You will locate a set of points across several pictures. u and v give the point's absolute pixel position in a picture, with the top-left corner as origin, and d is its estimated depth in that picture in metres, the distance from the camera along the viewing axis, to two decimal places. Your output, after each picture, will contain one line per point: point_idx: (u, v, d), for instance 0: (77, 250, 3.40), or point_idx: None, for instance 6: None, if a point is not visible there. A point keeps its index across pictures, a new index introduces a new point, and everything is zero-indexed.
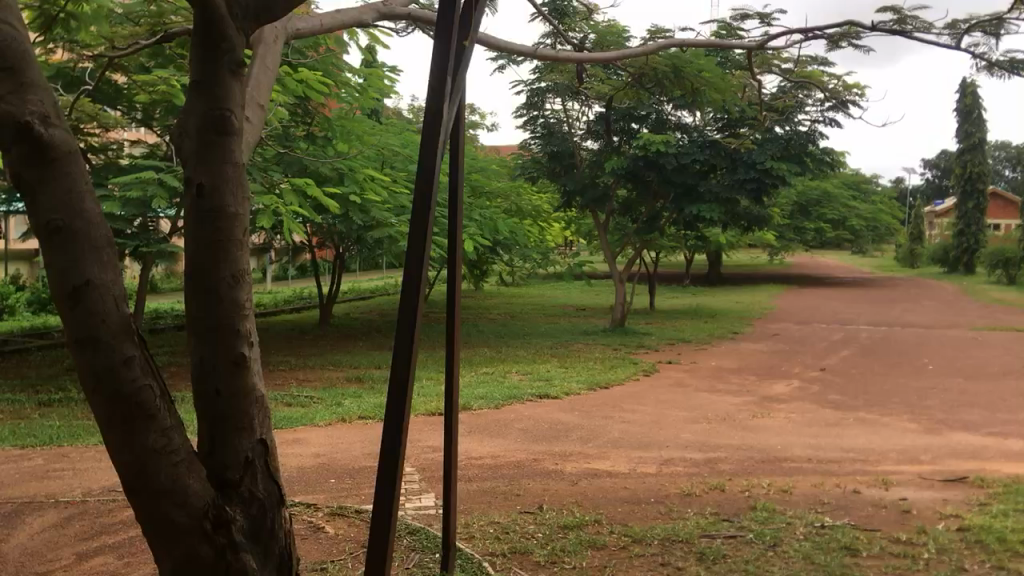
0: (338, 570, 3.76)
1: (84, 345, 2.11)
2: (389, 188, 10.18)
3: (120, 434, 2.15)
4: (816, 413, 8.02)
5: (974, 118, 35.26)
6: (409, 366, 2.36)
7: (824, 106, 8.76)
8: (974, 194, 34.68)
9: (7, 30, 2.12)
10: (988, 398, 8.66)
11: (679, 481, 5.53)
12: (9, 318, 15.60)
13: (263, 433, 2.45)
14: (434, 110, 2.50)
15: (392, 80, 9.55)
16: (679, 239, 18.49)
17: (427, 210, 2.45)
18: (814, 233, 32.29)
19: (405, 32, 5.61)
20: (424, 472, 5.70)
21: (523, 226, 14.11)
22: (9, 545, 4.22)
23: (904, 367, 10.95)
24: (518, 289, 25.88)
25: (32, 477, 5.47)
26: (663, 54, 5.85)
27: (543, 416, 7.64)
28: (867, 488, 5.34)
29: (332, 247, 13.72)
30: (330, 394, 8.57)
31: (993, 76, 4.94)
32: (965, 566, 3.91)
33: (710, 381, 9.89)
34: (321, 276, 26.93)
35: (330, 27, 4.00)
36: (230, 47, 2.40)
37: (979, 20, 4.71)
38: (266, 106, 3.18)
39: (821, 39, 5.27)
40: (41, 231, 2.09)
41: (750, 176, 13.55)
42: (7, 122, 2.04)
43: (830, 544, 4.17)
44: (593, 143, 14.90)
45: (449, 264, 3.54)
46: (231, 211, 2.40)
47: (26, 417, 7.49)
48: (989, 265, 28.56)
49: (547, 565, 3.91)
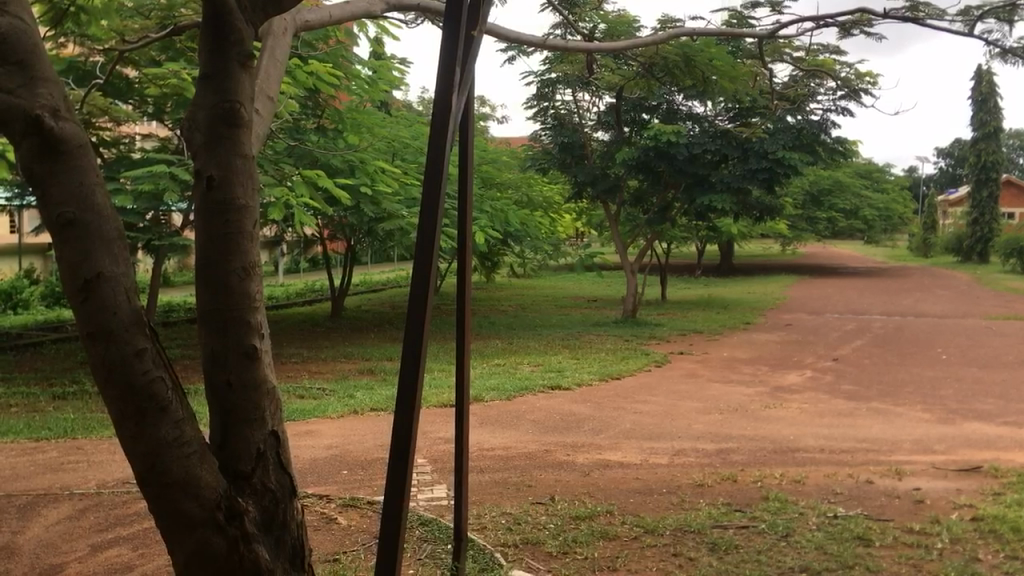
0: (350, 561, 3.79)
1: (97, 338, 2.12)
2: (400, 179, 10.20)
3: (132, 426, 2.16)
4: (829, 404, 7.97)
5: (990, 107, 34.71)
6: (419, 359, 2.35)
7: (836, 93, 8.65)
8: (988, 183, 34.33)
9: (18, 26, 2.13)
10: (1003, 388, 8.55)
11: (691, 472, 5.51)
12: (25, 311, 15.73)
13: (275, 425, 2.46)
14: (444, 100, 2.50)
15: (402, 73, 9.58)
16: (690, 230, 18.44)
17: (436, 200, 2.43)
18: (826, 224, 31.91)
19: (415, 24, 5.56)
20: (436, 463, 5.72)
21: (534, 217, 14.12)
22: (25, 536, 4.26)
23: (918, 357, 10.84)
24: (529, 281, 25.94)
25: (46, 470, 5.51)
26: (674, 43, 5.72)
27: (556, 407, 7.65)
28: (880, 478, 5.31)
29: (344, 241, 13.73)
30: (342, 386, 8.62)
31: (1007, 63, 4.86)
32: (979, 556, 3.88)
33: (722, 373, 9.82)
34: (334, 267, 27.12)
35: (341, 19, 3.85)
36: (239, 40, 2.41)
37: (992, 7, 4.64)
38: (275, 99, 3.16)
39: (833, 27, 5.22)
40: (53, 224, 2.10)
41: (762, 166, 13.54)
42: (18, 116, 2.06)
43: (843, 535, 4.14)
44: (604, 133, 14.79)
45: (460, 255, 3.51)
46: (241, 204, 2.39)
47: (41, 409, 7.56)
48: (1004, 254, 28.16)
49: (559, 556, 3.92)
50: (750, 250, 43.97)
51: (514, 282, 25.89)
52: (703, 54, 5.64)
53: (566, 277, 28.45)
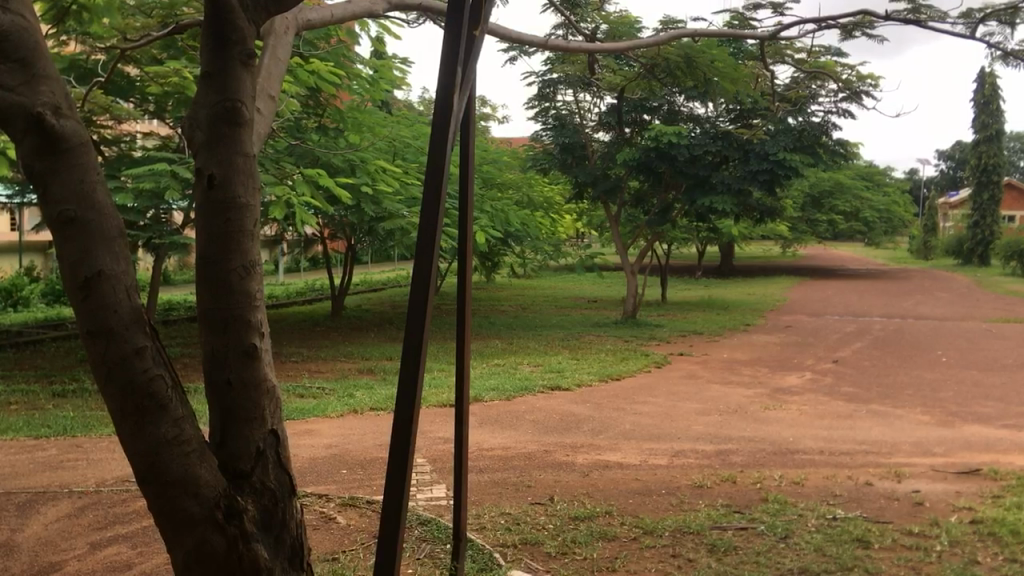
0: (349, 560, 3.78)
1: (97, 336, 2.12)
2: (400, 179, 10.21)
3: (132, 425, 2.16)
4: (828, 406, 7.97)
5: (991, 109, 34.67)
6: (419, 360, 2.35)
7: (837, 95, 8.63)
8: (989, 185, 34.30)
9: (21, 23, 2.13)
10: (1003, 390, 8.55)
11: (690, 473, 5.52)
12: (24, 310, 15.71)
13: (274, 424, 2.45)
14: (445, 101, 2.50)
15: (404, 73, 9.59)
16: (690, 231, 18.46)
17: (437, 199, 2.43)
18: (826, 225, 31.93)
19: (417, 23, 5.57)
20: (435, 463, 5.72)
21: (534, 217, 14.09)
22: (24, 534, 4.27)
23: (918, 360, 10.84)
24: (529, 281, 25.95)
25: (46, 468, 5.50)
26: (676, 44, 5.71)
27: (555, 407, 7.65)
28: (879, 480, 5.31)
29: (344, 240, 13.74)
30: (341, 385, 8.63)
31: (1009, 65, 4.86)
32: (979, 558, 3.88)
33: (723, 374, 9.82)
34: (334, 266, 27.15)
35: (341, 19, 3.84)
36: (241, 39, 2.41)
37: (994, 9, 4.64)
38: (277, 98, 3.14)
39: (834, 29, 5.22)
40: (52, 221, 2.10)
41: (763, 167, 13.54)
42: (19, 113, 2.06)
43: (842, 536, 4.15)
44: (605, 134, 14.78)
45: (461, 256, 3.49)
46: (242, 202, 2.39)
47: (41, 407, 7.57)
48: (1004, 257, 28.10)
49: (558, 556, 3.92)
50: (750, 250, 44.02)
51: (514, 282, 25.94)
52: (704, 55, 5.65)
53: (566, 277, 28.47)
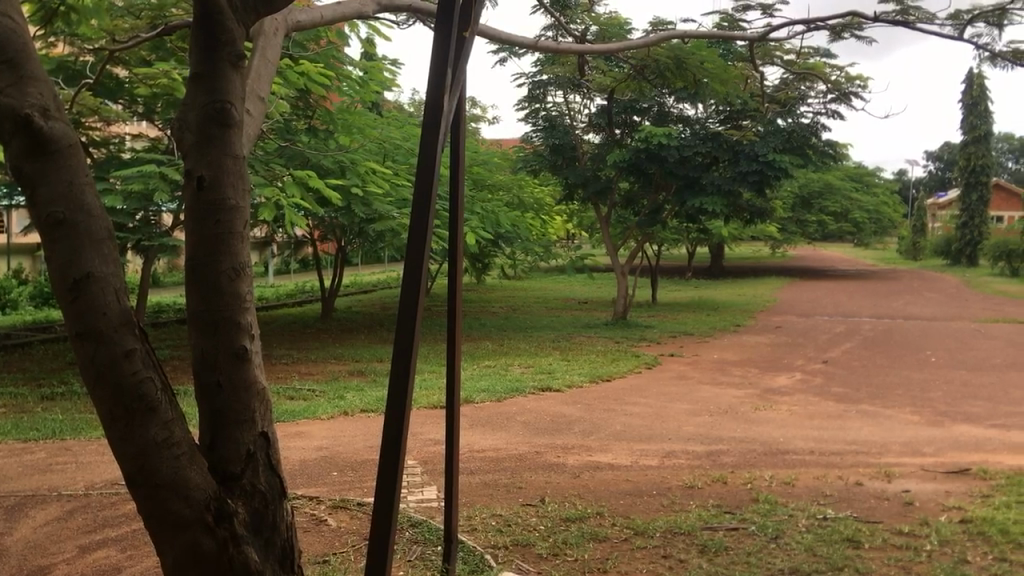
0: (340, 562, 3.78)
1: (85, 338, 2.11)
2: (390, 180, 10.21)
3: (122, 427, 2.15)
4: (819, 406, 8.01)
5: (979, 110, 34.91)
6: (409, 362, 2.35)
7: (826, 97, 8.69)
8: (977, 186, 34.50)
9: (8, 25, 2.13)
10: (991, 390, 8.61)
11: (681, 473, 5.54)
12: (12, 312, 15.60)
13: (265, 426, 2.45)
14: (434, 104, 2.50)
15: (393, 74, 9.59)
16: (680, 231, 18.51)
17: (427, 202, 2.43)
18: (816, 226, 32.11)
19: (407, 24, 5.57)
20: (427, 465, 5.72)
21: (524, 218, 14.11)
22: (12, 537, 4.24)
23: (907, 359, 10.90)
24: (520, 283, 25.97)
25: (35, 472, 5.47)
26: (667, 45, 5.73)
27: (547, 408, 7.67)
28: (869, 480, 5.34)
29: (335, 241, 13.72)
30: (332, 387, 8.63)
31: (996, 66, 4.91)
32: (969, 557, 3.91)
33: (713, 374, 9.86)
34: (326, 268, 27.08)
35: (332, 20, 3.84)
36: (230, 40, 2.40)
37: (982, 11, 4.68)
38: (266, 99, 3.13)
39: (823, 31, 5.26)
40: (42, 223, 2.09)
41: (753, 168, 13.59)
42: (6, 114, 2.05)
43: (833, 536, 4.17)
44: (595, 136, 14.82)
45: (450, 258, 3.49)
46: (231, 203, 2.39)
47: (30, 410, 7.52)
48: (993, 257, 28.26)
49: (549, 557, 3.93)
50: (740, 252, 44.16)
51: (505, 283, 25.97)
52: (694, 56, 5.68)
53: (557, 278, 28.52)
